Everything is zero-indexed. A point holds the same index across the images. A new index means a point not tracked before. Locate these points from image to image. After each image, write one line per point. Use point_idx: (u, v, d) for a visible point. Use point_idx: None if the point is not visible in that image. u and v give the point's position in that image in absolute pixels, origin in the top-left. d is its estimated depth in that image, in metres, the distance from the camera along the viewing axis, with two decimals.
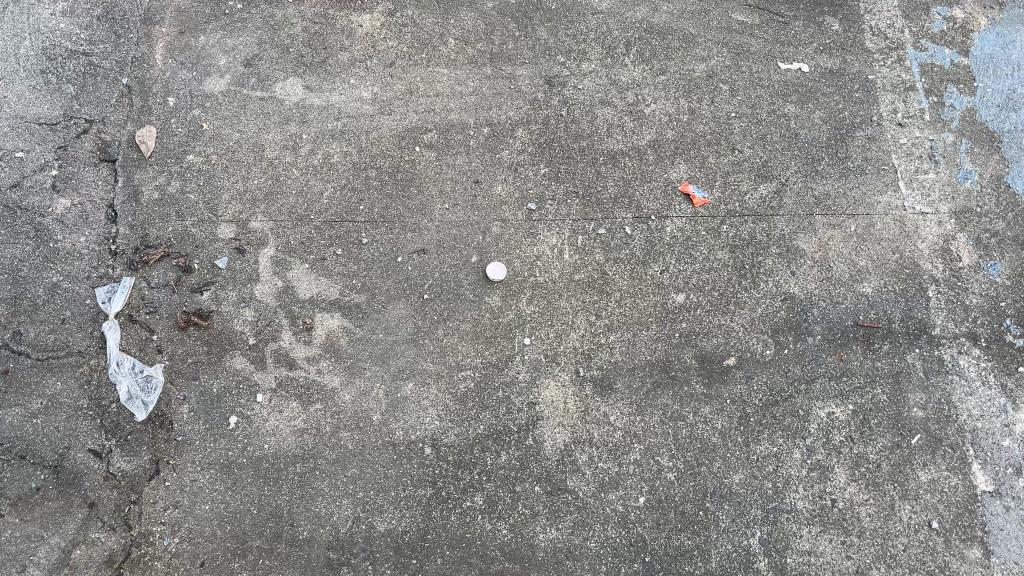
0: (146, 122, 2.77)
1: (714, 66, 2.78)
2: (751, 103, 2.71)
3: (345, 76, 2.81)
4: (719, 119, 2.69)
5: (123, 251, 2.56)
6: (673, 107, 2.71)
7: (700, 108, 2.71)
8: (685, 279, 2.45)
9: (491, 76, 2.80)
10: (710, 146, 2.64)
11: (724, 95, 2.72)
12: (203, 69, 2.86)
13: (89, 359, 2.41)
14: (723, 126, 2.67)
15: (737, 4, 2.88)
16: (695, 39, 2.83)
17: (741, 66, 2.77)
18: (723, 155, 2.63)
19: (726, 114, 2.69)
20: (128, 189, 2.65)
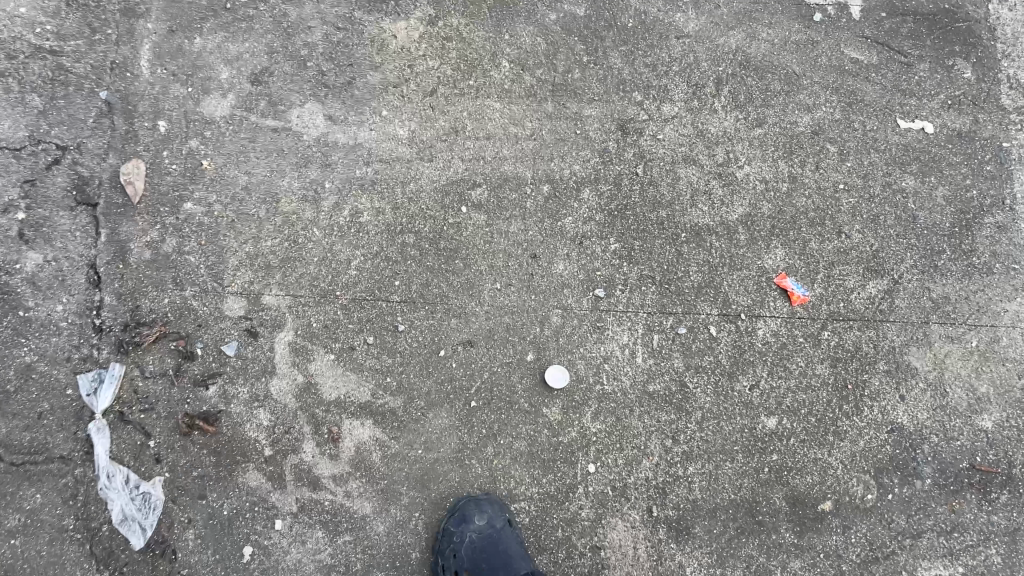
0: (131, 153, 2.27)
1: (820, 119, 2.31)
2: (863, 171, 2.27)
3: (375, 105, 2.31)
4: (823, 191, 2.25)
5: (109, 327, 2.13)
6: (772, 172, 2.26)
7: (802, 175, 2.26)
8: (777, 399, 2.11)
9: (552, 116, 2.31)
10: (813, 227, 2.22)
11: (831, 160, 2.28)
12: (201, 84, 2.32)
13: (73, 468, 2.03)
14: (828, 200, 2.25)
15: (852, 36, 2.38)
16: (799, 79, 2.34)
17: (852, 122, 2.31)
18: (829, 240, 2.22)
19: (833, 185, 2.26)
20: (113, 246, 2.19)
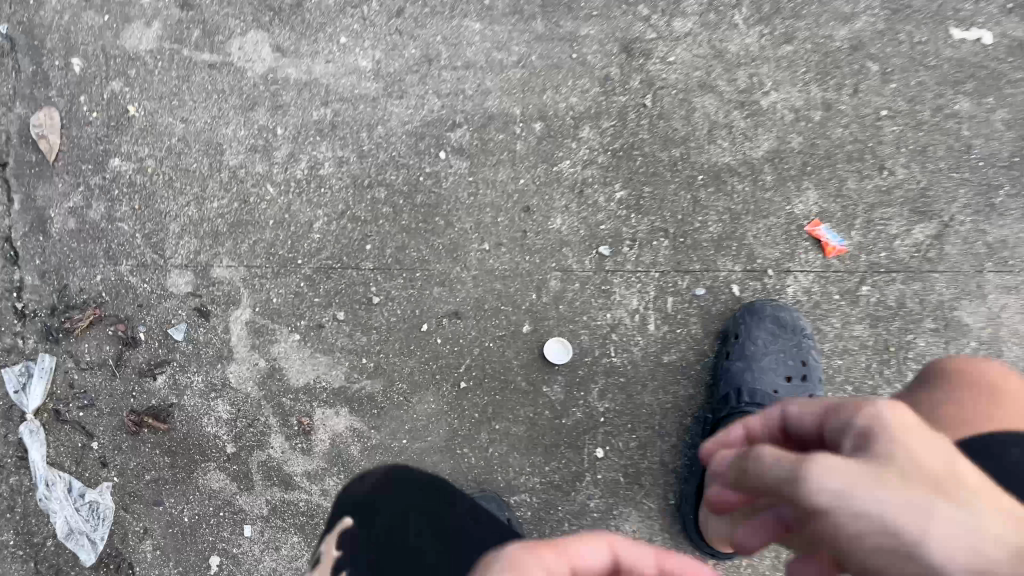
0: (44, 102, 1.92)
1: (860, 32, 1.92)
2: (910, 93, 1.91)
3: (331, 31, 1.93)
4: (863, 119, 1.91)
5: (34, 311, 1.86)
6: (802, 99, 1.92)
7: (838, 101, 1.91)
8: (800, 350, 1.82)
9: (542, 37, 1.92)
10: (851, 163, 1.90)
11: (873, 81, 1.92)
12: (119, 11, 1.93)
13: (7, 475, 1.84)
14: (869, 130, 1.91)
15: None
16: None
17: (897, 34, 1.91)
18: (869, 178, 1.90)
19: (874, 112, 1.91)
20: (29, 214, 1.89)
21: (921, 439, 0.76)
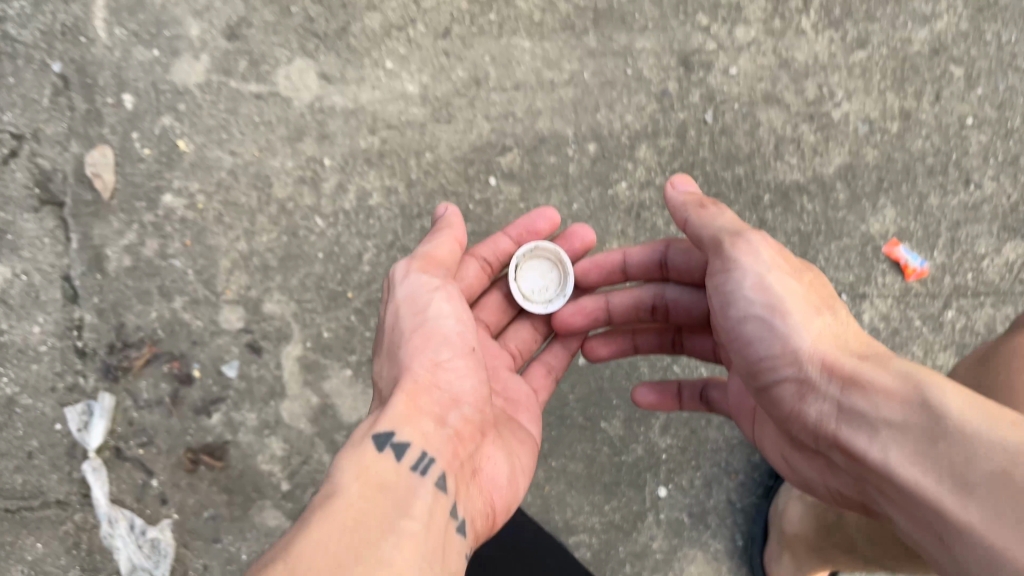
0: (96, 139, 1.93)
1: (943, 33, 1.92)
2: (999, 100, 1.91)
3: (377, 56, 1.91)
4: (946, 131, 1.89)
5: (92, 350, 1.86)
6: (878, 108, 1.90)
7: (917, 110, 1.89)
8: None
9: (596, 53, 1.91)
10: (933, 178, 1.87)
11: (957, 86, 1.91)
12: (168, 44, 1.95)
13: (72, 514, 1.82)
14: (953, 142, 1.89)
15: None
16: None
17: (984, 33, 1.92)
18: (953, 193, 1.87)
19: (959, 123, 1.90)
20: (86, 253, 1.89)
21: (788, 272, 1.27)
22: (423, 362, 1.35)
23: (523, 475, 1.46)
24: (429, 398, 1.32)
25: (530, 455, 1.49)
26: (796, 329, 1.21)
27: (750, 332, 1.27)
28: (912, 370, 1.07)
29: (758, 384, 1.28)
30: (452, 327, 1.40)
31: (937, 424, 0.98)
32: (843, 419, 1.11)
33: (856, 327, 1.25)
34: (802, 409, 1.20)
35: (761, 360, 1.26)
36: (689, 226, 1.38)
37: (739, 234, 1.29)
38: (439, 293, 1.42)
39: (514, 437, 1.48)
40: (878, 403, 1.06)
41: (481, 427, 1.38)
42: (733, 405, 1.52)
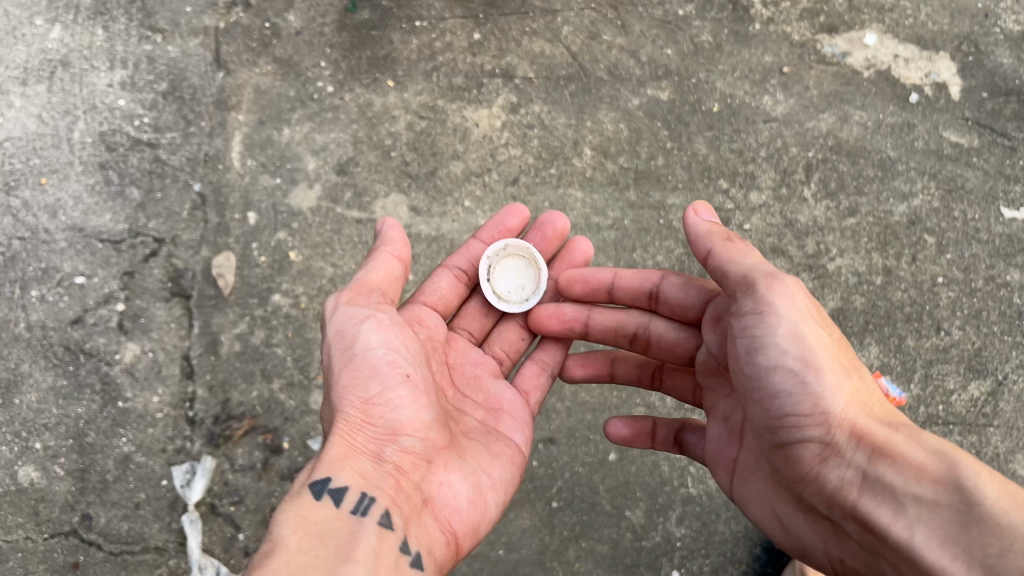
0: (222, 245, 2.36)
1: (918, 207, 2.38)
2: (965, 263, 2.35)
3: (458, 196, 2.37)
4: (921, 285, 2.31)
5: (201, 419, 2.23)
6: (865, 264, 2.32)
7: (897, 267, 2.32)
8: None
9: (635, 205, 2.34)
10: (910, 323, 2.27)
11: (929, 251, 2.35)
12: (289, 174, 2.41)
13: (167, 558, 2.16)
14: (927, 295, 2.31)
15: (947, 119, 2.47)
16: (894, 165, 2.42)
17: (951, 209, 2.39)
18: (927, 336, 2.27)
19: (932, 279, 2.32)
20: (205, 338, 2.28)
21: (818, 325, 1.43)
22: (355, 407, 1.60)
23: (490, 491, 1.69)
24: (363, 435, 1.59)
25: (501, 469, 1.75)
26: (829, 387, 1.36)
27: (769, 382, 1.40)
28: (940, 447, 1.29)
29: (774, 432, 1.44)
30: (382, 362, 1.62)
31: (965, 507, 1.20)
32: (868, 486, 1.32)
33: (874, 391, 1.45)
34: (822, 467, 1.39)
35: (783, 412, 1.40)
36: (719, 269, 1.54)
37: (775, 277, 1.44)
38: (367, 326, 1.64)
39: (477, 454, 1.73)
40: (909, 478, 1.27)
41: (425, 454, 1.64)
42: (710, 450, 1.77)
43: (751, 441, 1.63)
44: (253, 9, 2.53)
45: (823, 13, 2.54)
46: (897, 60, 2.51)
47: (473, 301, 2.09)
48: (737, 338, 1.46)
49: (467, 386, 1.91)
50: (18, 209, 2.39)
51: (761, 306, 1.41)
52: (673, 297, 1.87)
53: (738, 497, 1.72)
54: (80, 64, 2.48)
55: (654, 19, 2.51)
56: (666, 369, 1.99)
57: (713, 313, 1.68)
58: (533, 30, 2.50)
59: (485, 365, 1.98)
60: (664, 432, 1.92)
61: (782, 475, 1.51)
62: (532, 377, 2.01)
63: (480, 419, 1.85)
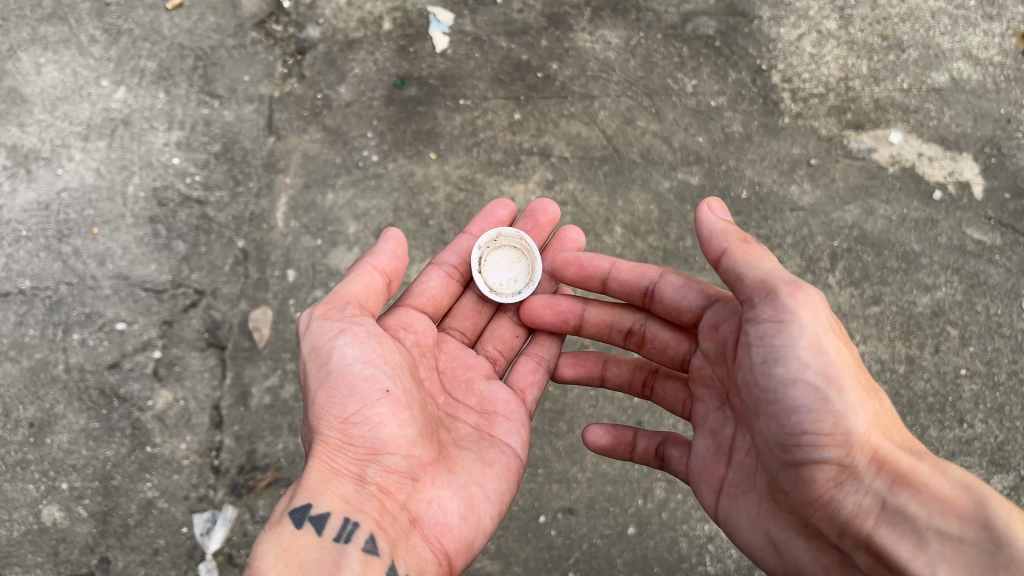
0: (260, 300, 2.44)
1: (940, 300, 2.44)
2: (987, 357, 2.40)
3: None
4: (943, 375, 2.36)
5: (226, 468, 2.29)
6: (889, 351, 2.36)
7: (920, 357, 2.37)
8: None
9: None
10: (933, 413, 2.32)
11: (952, 343, 2.40)
12: (330, 237, 2.51)
13: None
14: (949, 386, 2.35)
15: (971, 216, 2.55)
16: (918, 258, 2.48)
17: (973, 304, 2.45)
18: (949, 427, 2.31)
19: (954, 371, 2.37)
20: (236, 389, 2.35)
21: (838, 339, 1.43)
22: (334, 428, 1.63)
23: (483, 504, 1.74)
24: (344, 457, 1.62)
25: (493, 478, 1.79)
26: (852, 407, 1.35)
27: (780, 392, 1.40)
28: (969, 483, 1.32)
29: (787, 449, 1.42)
30: (358, 378, 1.64)
31: (993, 545, 1.22)
32: (885, 515, 1.33)
33: (890, 414, 1.47)
34: (836, 491, 1.38)
35: (799, 429, 1.37)
36: (736, 273, 1.53)
37: (798, 286, 1.43)
38: (341, 341, 1.68)
39: (467, 465, 1.77)
40: (934, 512, 1.30)
41: (410, 471, 1.67)
42: (698, 466, 1.80)
43: (742, 457, 1.67)
44: (307, 81, 2.67)
45: (849, 111, 2.65)
46: (922, 158, 2.60)
47: (467, 296, 2.19)
48: (753, 346, 1.45)
49: (459, 392, 1.97)
50: (68, 255, 2.46)
51: (786, 313, 1.40)
52: (665, 296, 1.89)
53: (723, 518, 1.73)
54: (141, 124, 2.61)
55: (687, 108, 2.63)
56: (658, 375, 2.07)
57: (710, 322, 1.73)
58: (571, 113, 2.63)
59: (476, 367, 2.05)
60: (644, 445, 1.98)
61: (781, 492, 1.50)
62: (528, 374, 2.10)
63: (472, 423, 1.91)
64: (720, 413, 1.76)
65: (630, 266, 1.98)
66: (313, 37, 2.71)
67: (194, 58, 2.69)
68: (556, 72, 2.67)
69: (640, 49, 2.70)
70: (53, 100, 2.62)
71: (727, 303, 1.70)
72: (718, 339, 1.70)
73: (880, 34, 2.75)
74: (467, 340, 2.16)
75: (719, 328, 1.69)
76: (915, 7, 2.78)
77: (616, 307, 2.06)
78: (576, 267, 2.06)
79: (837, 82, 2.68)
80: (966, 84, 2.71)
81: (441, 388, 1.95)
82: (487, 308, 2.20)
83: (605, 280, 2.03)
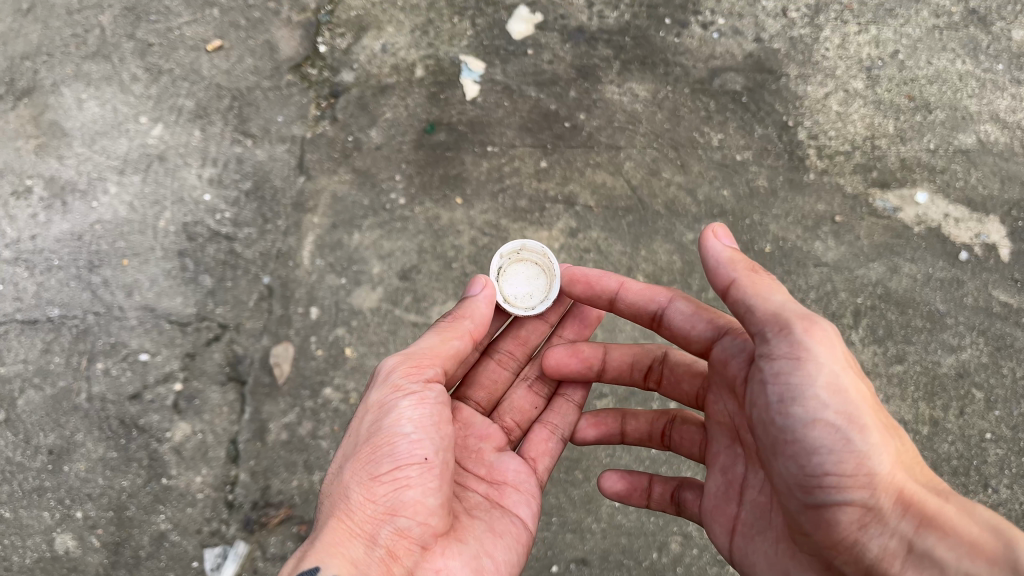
0: (283, 336, 2.46)
1: (966, 361, 2.42)
2: (1013, 421, 2.37)
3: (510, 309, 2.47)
4: (968, 438, 2.34)
5: (239, 503, 2.29)
6: (912, 412, 2.35)
7: (944, 419, 2.35)
8: None
9: None
10: (956, 476, 2.30)
11: (977, 406, 2.37)
12: (354, 276, 2.54)
13: None
14: (974, 449, 2.33)
15: (998, 278, 2.54)
16: (943, 318, 2.46)
17: (999, 366, 2.43)
18: (974, 491, 2.29)
19: (980, 434, 2.35)
20: (253, 424, 2.36)
21: (856, 376, 1.41)
22: (363, 487, 1.65)
23: (493, 574, 1.71)
24: (362, 515, 1.62)
25: (504, 549, 1.77)
26: (874, 446, 1.33)
27: (798, 435, 1.38)
28: (996, 524, 1.31)
29: (807, 492, 1.39)
30: (404, 440, 1.66)
31: None
32: (912, 560, 1.32)
33: (911, 453, 1.44)
34: (860, 534, 1.36)
35: (820, 470, 1.35)
36: (748, 307, 1.52)
37: (812, 321, 1.42)
38: (405, 401, 1.71)
39: (479, 537, 1.75)
40: (962, 555, 1.28)
41: (421, 539, 1.63)
42: (710, 506, 1.80)
43: (755, 497, 1.67)
44: (339, 123, 2.72)
45: (875, 169, 2.65)
46: (948, 219, 2.60)
47: (484, 367, 2.21)
48: (768, 385, 1.44)
49: (469, 463, 1.96)
50: (98, 286, 2.51)
51: (802, 352, 1.39)
52: (678, 324, 1.88)
53: (738, 558, 1.73)
54: (175, 160, 2.66)
55: (713, 161, 2.65)
56: (676, 422, 2.07)
57: (722, 355, 1.70)
58: (596, 162, 2.66)
59: (488, 438, 2.03)
60: (661, 491, 1.99)
61: (803, 536, 1.48)
62: (542, 443, 2.09)
63: (483, 492, 1.89)
64: (730, 452, 1.76)
65: (639, 287, 1.96)
66: (347, 81, 2.77)
67: (230, 98, 2.75)
68: (583, 123, 2.71)
69: (667, 102, 2.73)
70: (92, 135, 2.70)
71: (737, 336, 1.68)
72: (729, 375, 1.69)
73: (907, 94, 2.76)
74: (483, 410, 2.17)
75: (729, 363, 1.68)
76: (942, 69, 2.80)
77: (636, 346, 2.12)
78: (584, 284, 2.02)
79: (863, 140, 2.69)
80: (994, 147, 2.72)
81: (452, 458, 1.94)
82: (504, 373, 2.22)
83: (614, 300, 2.01)
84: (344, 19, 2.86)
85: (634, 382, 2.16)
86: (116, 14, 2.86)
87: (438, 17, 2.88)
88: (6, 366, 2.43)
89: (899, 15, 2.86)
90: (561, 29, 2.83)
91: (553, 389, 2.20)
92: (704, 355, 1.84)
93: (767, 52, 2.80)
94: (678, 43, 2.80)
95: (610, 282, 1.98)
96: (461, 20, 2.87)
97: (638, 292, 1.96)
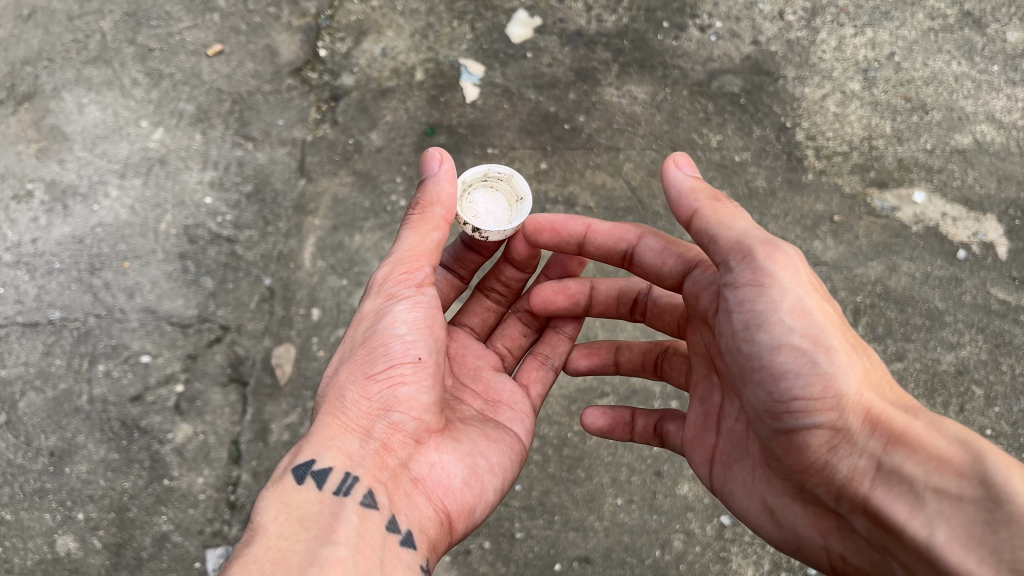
0: (284, 337, 2.47)
1: (965, 358, 2.43)
2: (1012, 417, 2.38)
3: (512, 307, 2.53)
4: None
5: (242, 504, 2.30)
6: None
7: (945, 415, 2.36)
8: None
9: None
10: None
11: (977, 402, 2.39)
12: (355, 277, 2.55)
13: None
14: None
15: (997, 276, 2.55)
16: (942, 316, 2.48)
17: (998, 363, 2.44)
18: None
19: (980, 430, 2.35)
20: (256, 424, 2.37)
21: (820, 298, 1.42)
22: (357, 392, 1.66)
23: (486, 474, 1.74)
24: (356, 411, 1.63)
25: (497, 454, 1.79)
26: (840, 367, 1.34)
27: (763, 357, 1.39)
28: (966, 438, 1.27)
29: (777, 416, 1.42)
30: (398, 340, 1.66)
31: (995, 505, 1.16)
32: (881, 476, 1.31)
33: (881, 372, 1.44)
34: (830, 455, 1.37)
35: (787, 395, 1.37)
36: (711, 240, 1.50)
37: (774, 246, 1.41)
38: (399, 305, 1.70)
39: (474, 438, 1.77)
40: (929, 470, 1.25)
41: (414, 434, 1.66)
42: (689, 437, 1.84)
43: (731, 425, 1.70)
44: (340, 126, 2.73)
45: (874, 169, 2.67)
46: (946, 218, 2.62)
47: (475, 301, 2.26)
48: (733, 314, 1.44)
49: (467, 378, 2.01)
50: (99, 288, 2.51)
51: (764, 276, 1.39)
52: (650, 258, 1.87)
53: (719, 488, 1.76)
54: (177, 163, 2.67)
55: (712, 162, 2.66)
56: (666, 353, 2.05)
57: (693, 289, 1.69)
58: (596, 164, 2.67)
59: (485, 358, 2.09)
60: (644, 424, 2.00)
61: (779, 459, 1.50)
62: (534, 370, 2.12)
63: (478, 408, 1.92)
64: (707, 382, 1.79)
65: (605, 227, 1.94)
66: (347, 85, 2.79)
67: (231, 102, 2.76)
68: (582, 125, 2.73)
69: (666, 104, 2.75)
70: (93, 139, 2.71)
71: (706, 269, 1.66)
72: (700, 309, 1.69)
73: (903, 96, 2.78)
74: (478, 335, 2.24)
75: (700, 298, 1.68)
76: (939, 71, 2.83)
77: (620, 280, 2.11)
78: (549, 231, 1.97)
79: (861, 141, 2.71)
80: (990, 146, 2.74)
81: (450, 371, 1.99)
82: (496, 306, 2.27)
83: (583, 242, 1.99)
84: (345, 23, 2.88)
85: (622, 316, 2.17)
86: (116, 19, 2.87)
87: (438, 21, 2.90)
88: (6, 368, 2.43)
89: (895, 19, 2.89)
90: (560, 32, 2.86)
91: (544, 323, 2.22)
92: (678, 288, 1.83)
93: (763, 54, 2.82)
94: (677, 45, 2.83)
95: (574, 225, 1.95)
96: (461, 24, 2.89)
97: (609, 230, 1.93)
